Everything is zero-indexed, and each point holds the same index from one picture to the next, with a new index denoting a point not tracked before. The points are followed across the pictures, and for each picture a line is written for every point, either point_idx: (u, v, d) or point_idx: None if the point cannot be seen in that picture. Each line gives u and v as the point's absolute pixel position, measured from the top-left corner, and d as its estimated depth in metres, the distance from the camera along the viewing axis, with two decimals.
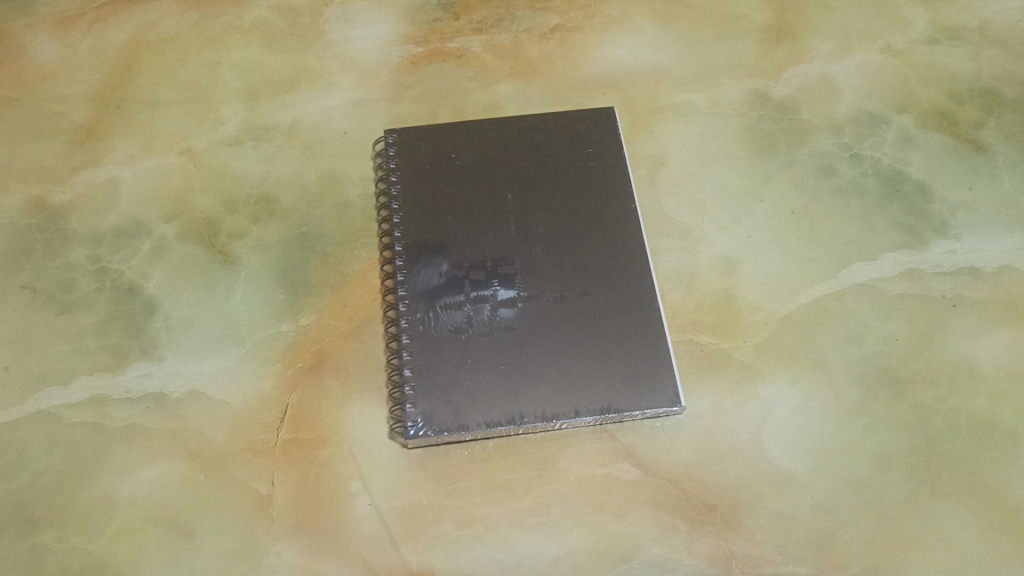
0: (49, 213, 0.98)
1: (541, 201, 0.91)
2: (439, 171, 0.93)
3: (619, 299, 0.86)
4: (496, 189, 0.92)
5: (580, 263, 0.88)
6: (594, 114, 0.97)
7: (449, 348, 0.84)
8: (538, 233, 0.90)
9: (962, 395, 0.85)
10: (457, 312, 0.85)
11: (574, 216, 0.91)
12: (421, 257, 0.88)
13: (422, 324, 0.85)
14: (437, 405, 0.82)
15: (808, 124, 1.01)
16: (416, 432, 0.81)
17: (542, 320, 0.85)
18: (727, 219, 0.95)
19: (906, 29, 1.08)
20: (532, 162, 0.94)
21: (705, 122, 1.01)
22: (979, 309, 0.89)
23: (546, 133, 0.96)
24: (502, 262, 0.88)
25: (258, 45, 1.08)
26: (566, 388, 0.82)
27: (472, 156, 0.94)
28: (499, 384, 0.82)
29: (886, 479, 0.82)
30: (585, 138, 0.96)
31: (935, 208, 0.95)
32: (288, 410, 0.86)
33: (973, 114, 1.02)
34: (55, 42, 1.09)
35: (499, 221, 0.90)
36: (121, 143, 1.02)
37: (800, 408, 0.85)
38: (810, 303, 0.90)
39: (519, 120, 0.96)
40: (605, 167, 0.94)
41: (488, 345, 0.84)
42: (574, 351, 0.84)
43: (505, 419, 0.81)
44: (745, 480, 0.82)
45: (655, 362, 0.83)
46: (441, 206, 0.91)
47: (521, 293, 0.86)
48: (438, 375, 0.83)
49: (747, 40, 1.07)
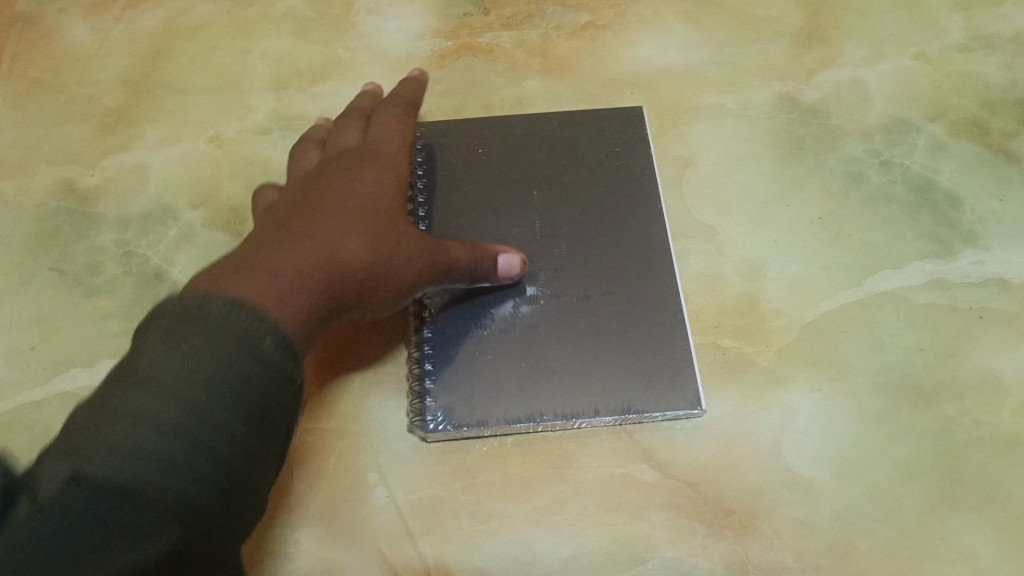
0: (79, 195, 0.98)
1: (566, 200, 0.92)
2: (465, 165, 0.94)
3: (640, 299, 0.86)
4: (522, 187, 0.92)
5: (604, 263, 0.88)
6: (622, 116, 0.98)
7: (471, 342, 0.84)
8: (563, 232, 0.90)
9: (987, 408, 0.85)
10: (479, 307, 0.86)
11: (599, 214, 0.91)
12: None
13: (445, 318, 0.86)
14: (456, 400, 0.82)
15: (838, 129, 1.00)
16: (435, 426, 0.81)
17: (565, 317, 0.85)
18: (753, 223, 0.94)
19: (940, 36, 1.07)
20: (559, 160, 0.94)
21: (734, 123, 1.01)
22: (1005, 321, 0.88)
23: (574, 133, 0.96)
24: (526, 259, 0.88)
25: (288, 35, 1.08)
26: (585, 387, 0.82)
27: (498, 152, 0.95)
28: (518, 381, 0.83)
29: (905, 489, 0.81)
30: (612, 139, 0.96)
31: (964, 218, 0.94)
32: (309, 398, 0.87)
33: (1006, 123, 1.00)
34: (89, 28, 1.10)
35: (524, 218, 0.90)
36: (150, 128, 1.02)
37: (823, 415, 0.85)
38: (833, 310, 0.89)
39: (547, 119, 0.97)
40: (632, 168, 0.94)
41: (508, 341, 0.84)
42: (596, 350, 0.84)
43: (523, 416, 0.81)
44: (763, 486, 0.82)
45: (675, 364, 0.83)
46: (465, 200, 0.91)
47: (543, 291, 0.87)
48: (458, 370, 0.83)
49: (778, 43, 1.06)
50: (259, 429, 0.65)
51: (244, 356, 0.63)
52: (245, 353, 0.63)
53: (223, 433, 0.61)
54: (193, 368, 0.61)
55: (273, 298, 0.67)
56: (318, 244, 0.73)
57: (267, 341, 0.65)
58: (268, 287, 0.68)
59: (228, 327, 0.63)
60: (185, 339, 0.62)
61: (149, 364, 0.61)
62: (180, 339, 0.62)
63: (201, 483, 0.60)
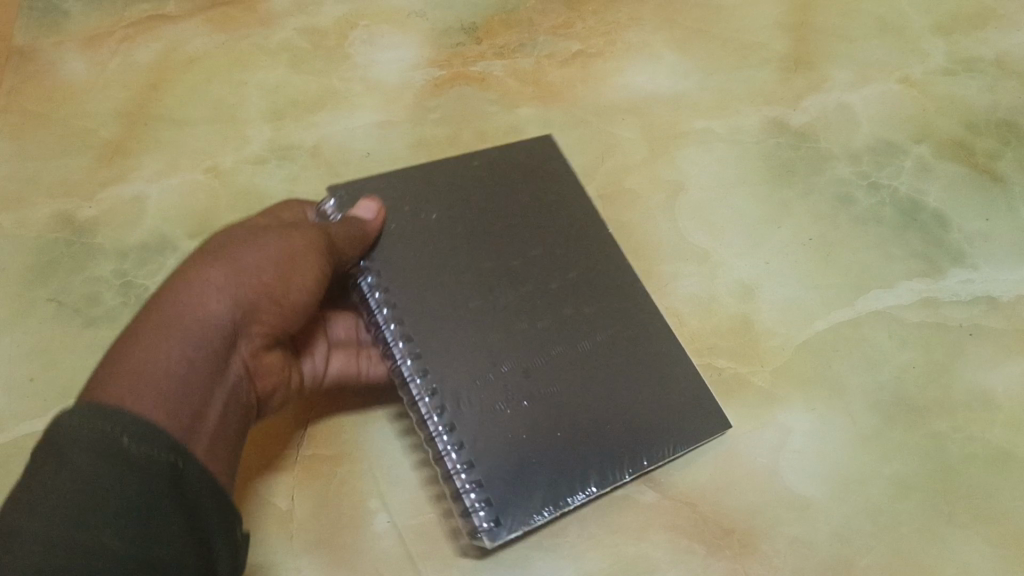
0: (77, 227, 0.99)
1: (538, 248, 0.89)
2: (408, 233, 0.86)
3: (635, 334, 0.86)
4: (492, 232, 0.89)
5: (591, 308, 0.87)
6: (537, 145, 0.97)
7: (496, 429, 0.77)
8: (547, 280, 0.87)
9: (980, 424, 0.86)
10: (488, 387, 0.79)
11: (564, 258, 0.89)
12: (430, 324, 0.81)
13: (458, 409, 0.77)
14: (515, 497, 0.75)
15: (825, 151, 1.02)
16: (493, 529, 0.73)
17: (582, 367, 0.82)
18: (745, 245, 0.96)
19: (924, 60, 1.09)
20: (493, 206, 0.91)
21: (723, 148, 1.02)
22: (995, 338, 0.90)
23: (501, 175, 0.93)
24: (511, 316, 0.84)
25: (284, 66, 1.10)
26: (618, 446, 0.79)
27: (444, 207, 0.89)
28: (544, 463, 0.77)
29: (902, 506, 0.82)
30: (540, 171, 0.95)
31: (952, 237, 0.96)
32: (309, 426, 0.88)
33: (990, 144, 1.03)
34: (85, 61, 1.11)
35: (505, 267, 0.86)
36: (148, 159, 1.04)
37: (819, 434, 0.86)
38: (826, 330, 0.91)
39: (471, 159, 0.93)
40: (571, 200, 0.94)
41: (530, 413, 0.78)
42: (611, 399, 0.81)
43: (566, 497, 0.76)
44: (762, 506, 0.82)
45: (688, 397, 0.84)
46: (437, 268, 0.85)
47: (538, 350, 0.82)
48: (499, 469, 0.75)
49: (765, 69, 1.09)
50: (142, 548, 0.58)
51: (114, 466, 0.58)
52: (107, 459, 0.58)
53: (98, 558, 0.56)
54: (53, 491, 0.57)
55: (152, 397, 0.63)
56: (163, 327, 0.68)
57: (126, 439, 0.59)
58: (129, 388, 0.63)
59: (73, 468, 0.58)
60: (51, 483, 0.57)
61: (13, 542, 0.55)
62: (40, 475, 0.58)
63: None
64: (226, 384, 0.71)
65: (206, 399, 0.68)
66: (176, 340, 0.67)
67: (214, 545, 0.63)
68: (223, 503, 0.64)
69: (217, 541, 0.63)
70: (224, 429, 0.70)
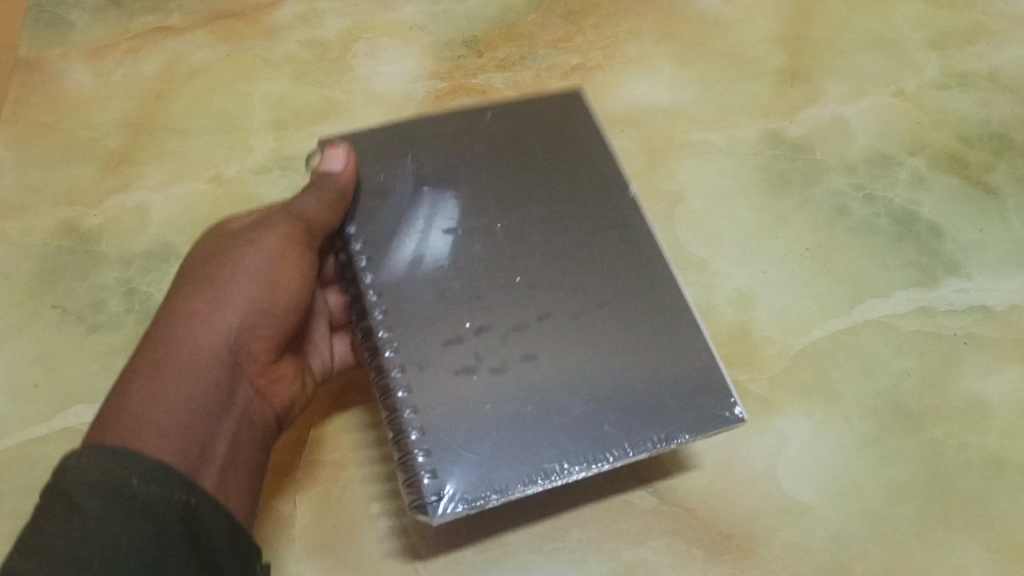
0: (81, 236, 1.00)
1: (535, 207, 0.84)
2: (397, 192, 0.84)
3: (640, 296, 0.79)
4: (487, 196, 0.85)
5: (587, 269, 0.81)
6: (564, 99, 0.93)
7: (461, 395, 0.73)
8: (538, 241, 0.82)
9: (975, 431, 0.87)
10: (459, 349, 0.75)
11: (575, 216, 0.84)
12: (401, 284, 0.78)
13: (421, 366, 0.74)
14: (469, 471, 0.69)
15: (821, 163, 1.04)
16: (444, 507, 0.67)
17: (564, 338, 0.77)
18: (743, 254, 0.97)
19: (917, 74, 1.11)
20: (506, 160, 0.87)
21: (720, 159, 1.04)
22: (989, 346, 0.91)
23: (510, 127, 0.89)
24: (503, 278, 0.79)
25: (288, 78, 1.12)
26: (604, 424, 0.72)
27: (438, 169, 0.86)
28: (507, 434, 0.71)
29: (899, 511, 0.83)
30: (560, 122, 0.90)
31: (946, 247, 0.97)
32: (310, 433, 0.88)
33: (983, 157, 1.04)
34: (90, 72, 1.13)
35: (495, 231, 0.82)
36: (152, 168, 1.05)
37: (815, 441, 0.87)
38: (823, 338, 0.92)
39: (477, 116, 0.90)
40: (588, 150, 0.88)
41: (503, 383, 0.74)
42: (604, 378, 0.75)
43: (534, 475, 0.70)
44: (761, 510, 0.83)
45: (691, 378, 0.75)
46: (421, 226, 0.82)
47: (530, 315, 0.77)
48: (454, 434, 0.71)
49: (761, 82, 1.10)
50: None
51: (122, 509, 0.60)
52: (116, 503, 0.60)
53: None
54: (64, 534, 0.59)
55: (154, 428, 0.67)
56: (163, 363, 0.72)
57: (136, 480, 0.61)
58: (124, 435, 0.66)
59: (84, 512, 0.59)
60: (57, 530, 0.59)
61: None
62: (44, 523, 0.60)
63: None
64: (238, 409, 0.76)
65: (214, 431, 0.72)
66: (183, 379, 0.72)
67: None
68: (242, 546, 0.66)
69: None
70: (239, 451, 0.74)
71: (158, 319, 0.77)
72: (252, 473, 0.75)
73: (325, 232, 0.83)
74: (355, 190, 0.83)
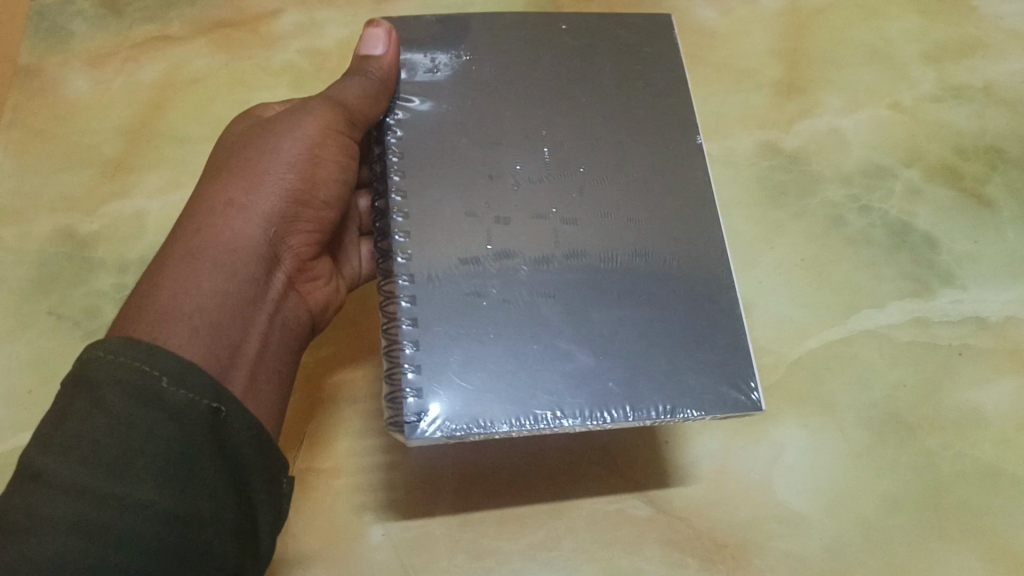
0: (78, 242, 1.00)
1: (579, 135, 0.80)
2: (443, 93, 0.80)
3: (677, 247, 0.76)
4: (537, 115, 0.81)
5: (625, 211, 0.77)
6: (645, 22, 0.87)
7: (466, 317, 0.71)
8: (580, 173, 0.78)
9: (969, 441, 0.87)
10: (475, 270, 0.73)
11: (622, 147, 0.80)
12: (421, 189, 0.76)
13: (432, 280, 0.72)
14: (456, 398, 0.68)
15: (817, 174, 1.04)
16: (424, 429, 0.66)
17: (587, 280, 0.74)
18: (739, 264, 0.97)
19: (914, 86, 1.11)
20: (570, 78, 0.83)
21: (717, 170, 1.04)
22: (984, 357, 0.91)
23: (582, 42, 0.85)
24: (535, 207, 0.76)
25: (286, 87, 1.12)
26: (608, 379, 0.70)
27: (495, 78, 0.82)
28: (503, 368, 0.70)
29: (893, 522, 0.83)
30: (635, 48, 0.86)
31: (942, 258, 0.98)
32: (305, 437, 0.88)
33: (978, 169, 1.05)
34: (89, 79, 1.13)
35: (535, 153, 0.79)
36: (150, 176, 1.05)
37: (810, 450, 0.87)
38: (819, 347, 0.92)
39: (554, 26, 0.85)
40: (654, 85, 0.84)
41: (514, 318, 0.72)
42: (623, 335, 0.72)
43: (523, 416, 0.68)
44: (755, 520, 0.83)
45: (712, 346, 0.73)
46: (457, 134, 0.79)
47: (556, 250, 0.75)
48: (450, 356, 0.70)
49: (758, 93, 1.10)
50: (173, 493, 0.58)
51: (145, 411, 0.58)
52: (140, 404, 0.58)
53: (134, 495, 0.57)
54: (87, 434, 0.57)
55: (180, 303, 0.67)
56: (193, 248, 0.72)
57: (166, 381, 0.59)
58: (154, 329, 0.65)
59: (110, 408, 0.58)
60: (77, 427, 0.57)
61: (50, 467, 0.56)
62: (65, 420, 0.58)
63: (112, 561, 0.55)
64: (269, 303, 0.76)
65: (245, 328, 0.72)
66: (214, 265, 0.71)
67: (258, 498, 0.64)
68: (269, 452, 0.65)
69: (261, 494, 0.64)
70: (267, 346, 0.74)
71: (196, 203, 0.77)
72: (278, 366, 0.75)
73: (367, 122, 0.82)
74: (396, 79, 0.81)
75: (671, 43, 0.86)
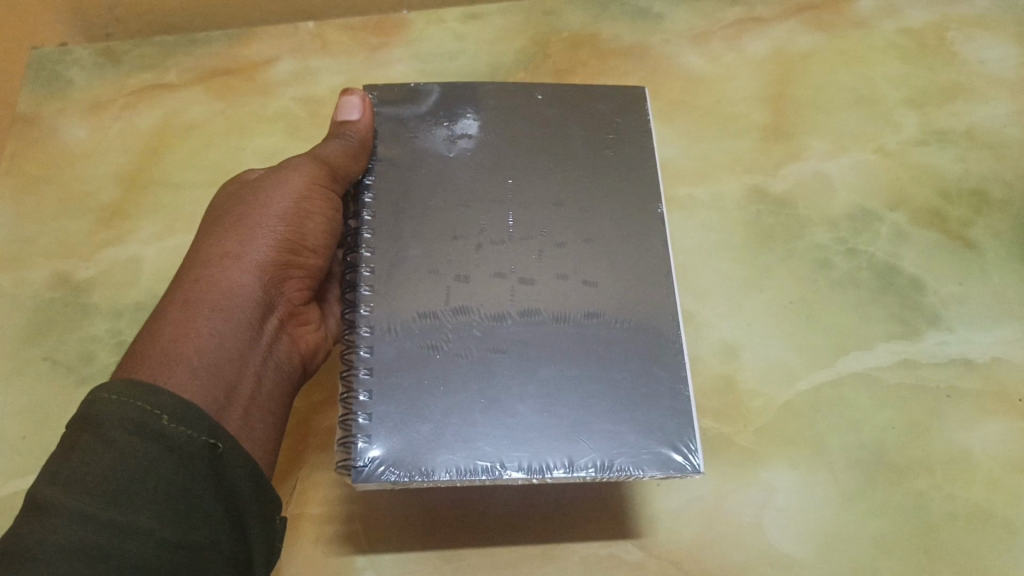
0: (73, 287, 1.01)
1: (541, 200, 0.82)
2: (413, 158, 0.83)
3: (631, 311, 0.76)
4: (505, 182, 0.82)
5: (581, 273, 0.78)
6: (622, 95, 0.89)
7: (422, 368, 0.72)
8: (539, 236, 0.79)
9: (959, 483, 0.87)
10: (432, 323, 0.74)
11: (586, 212, 0.81)
12: (387, 241, 0.78)
13: (389, 331, 0.74)
14: (401, 444, 0.69)
15: (804, 218, 1.06)
16: (366, 472, 0.67)
17: (540, 338, 0.74)
18: (728, 307, 0.98)
19: (897, 131, 1.13)
20: (540, 146, 0.85)
21: (706, 215, 1.06)
22: (970, 399, 0.92)
23: (555, 114, 0.87)
24: (496, 266, 0.78)
25: (280, 133, 1.13)
26: (553, 434, 0.70)
27: (468, 145, 0.84)
28: (449, 417, 0.70)
29: (884, 564, 0.83)
30: (608, 120, 0.87)
31: (928, 300, 0.99)
32: (297, 484, 0.88)
33: (962, 212, 1.06)
34: (87, 127, 1.15)
35: (499, 216, 0.80)
36: (145, 222, 1.06)
37: (800, 493, 0.87)
38: (808, 390, 0.93)
39: (525, 98, 0.88)
40: (620, 155, 0.85)
41: (465, 372, 0.72)
42: (568, 392, 0.72)
43: (465, 463, 0.68)
44: (748, 563, 0.83)
45: (659, 409, 0.72)
46: (424, 194, 0.81)
47: (511, 309, 0.75)
48: (398, 404, 0.71)
49: (746, 138, 1.12)
50: (177, 523, 0.60)
51: (153, 443, 0.60)
52: (148, 438, 0.60)
53: (141, 522, 0.58)
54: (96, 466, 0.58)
55: (169, 354, 0.68)
56: (184, 300, 0.73)
57: (167, 418, 0.61)
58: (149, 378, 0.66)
59: (114, 442, 0.59)
60: (85, 460, 0.59)
61: (57, 496, 0.57)
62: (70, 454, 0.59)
63: None
64: (263, 350, 0.77)
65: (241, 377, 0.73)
66: (206, 316, 0.73)
67: (252, 533, 0.66)
68: (262, 489, 0.67)
69: (255, 529, 0.66)
70: (259, 393, 0.75)
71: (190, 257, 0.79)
72: (272, 415, 0.75)
73: (348, 179, 0.84)
74: (373, 140, 0.83)
75: (644, 116, 0.88)
